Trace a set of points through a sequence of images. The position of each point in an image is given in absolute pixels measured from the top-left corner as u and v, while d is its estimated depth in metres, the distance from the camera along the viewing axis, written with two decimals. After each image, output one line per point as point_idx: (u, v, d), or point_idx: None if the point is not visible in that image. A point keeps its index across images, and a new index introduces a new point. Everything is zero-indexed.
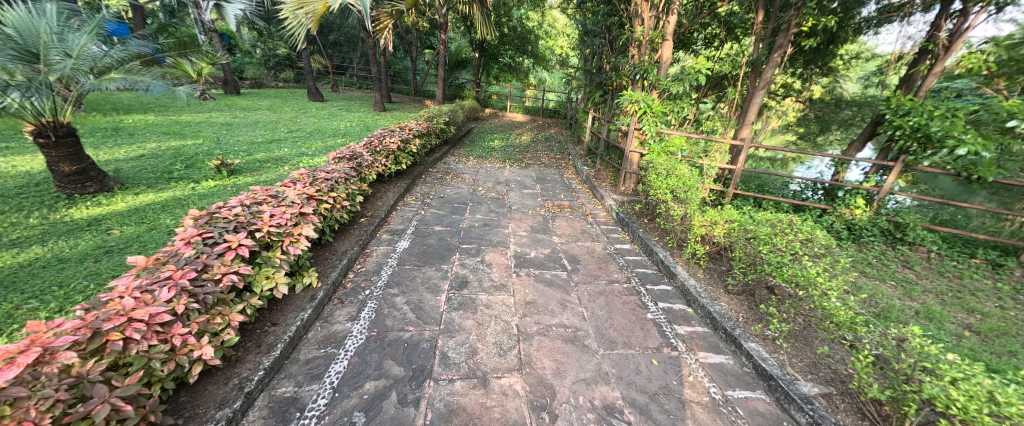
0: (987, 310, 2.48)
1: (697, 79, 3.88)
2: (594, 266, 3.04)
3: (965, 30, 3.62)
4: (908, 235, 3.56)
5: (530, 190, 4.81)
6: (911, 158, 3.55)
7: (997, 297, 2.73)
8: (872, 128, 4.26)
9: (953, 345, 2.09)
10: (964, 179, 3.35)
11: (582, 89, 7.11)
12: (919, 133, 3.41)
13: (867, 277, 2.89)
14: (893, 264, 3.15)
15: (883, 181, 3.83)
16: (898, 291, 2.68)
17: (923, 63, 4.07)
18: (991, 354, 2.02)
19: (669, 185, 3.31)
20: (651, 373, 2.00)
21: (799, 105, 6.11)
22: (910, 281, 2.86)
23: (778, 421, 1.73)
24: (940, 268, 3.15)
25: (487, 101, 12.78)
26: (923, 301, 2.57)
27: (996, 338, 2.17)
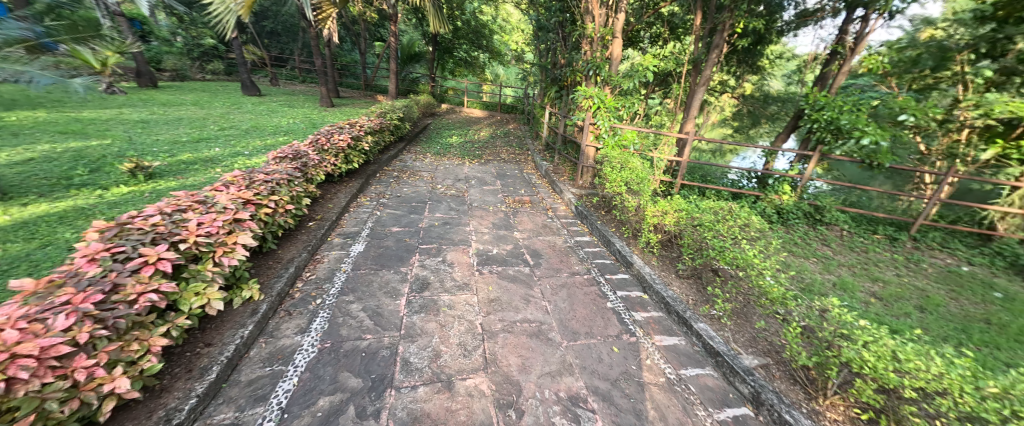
0: (887, 278, 2.88)
1: (646, 75, 4.07)
2: (556, 259, 3.09)
3: (866, 34, 4.13)
4: (825, 217, 4.04)
5: (490, 186, 4.77)
6: (826, 148, 3.98)
7: (895, 267, 3.18)
8: (794, 121, 4.74)
9: (864, 311, 2.40)
10: (866, 166, 3.86)
11: (538, 85, 7.17)
12: (832, 126, 3.85)
13: (795, 255, 3.22)
14: (815, 243, 3.55)
15: (805, 169, 4.29)
16: (819, 266, 3.03)
17: (834, 63, 4.61)
18: (891, 316, 2.34)
19: (624, 178, 3.47)
20: (613, 360, 2.08)
21: (733, 101, 6.67)
22: (828, 256, 3.25)
23: (724, 394, 1.88)
24: (851, 244, 3.61)
25: (444, 96, 12.51)
26: (837, 273, 2.94)
27: (894, 303, 2.52)
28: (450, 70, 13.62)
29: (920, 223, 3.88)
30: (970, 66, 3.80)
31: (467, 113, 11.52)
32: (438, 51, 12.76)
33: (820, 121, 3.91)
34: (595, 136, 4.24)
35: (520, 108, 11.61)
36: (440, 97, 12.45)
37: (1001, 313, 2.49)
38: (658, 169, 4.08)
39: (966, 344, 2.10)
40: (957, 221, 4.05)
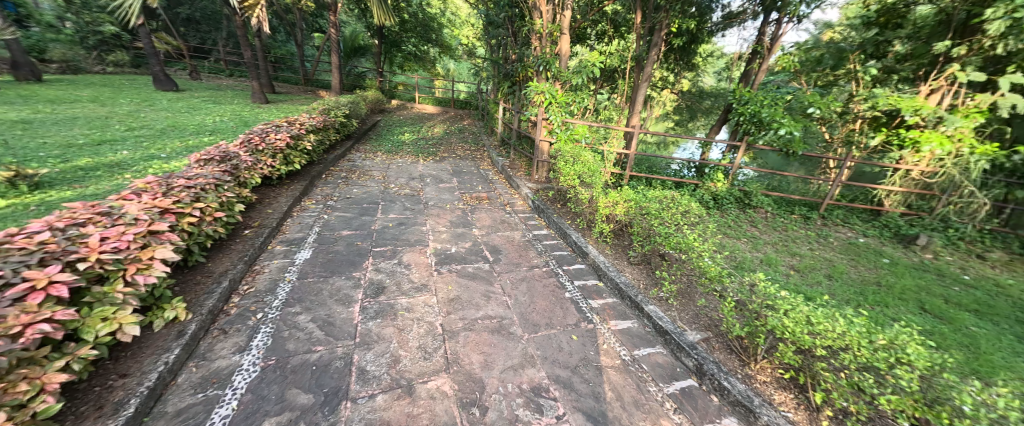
0: (802, 252, 3.27)
1: (593, 72, 4.11)
2: (515, 254, 3.11)
3: (779, 36, 4.61)
4: (753, 201, 4.49)
5: (446, 183, 4.69)
6: (751, 138, 4.41)
7: (808, 242, 3.63)
8: (725, 114, 5.19)
9: (785, 282, 2.71)
10: (784, 154, 4.35)
11: (491, 80, 7.15)
12: (756, 119, 4.27)
13: (728, 236, 3.55)
14: (745, 225, 3.94)
15: (734, 159, 4.71)
16: (748, 245, 3.37)
17: (755, 62, 5.07)
18: (806, 285, 2.67)
19: (577, 172, 3.58)
20: (572, 347, 2.14)
21: (673, 96, 7.15)
22: (756, 236, 3.62)
23: (673, 369, 2.03)
24: (774, 224, 4.05)
25: (394, 91, 12.01)
26: (762, 250, 3.29)
27: (808, 273, 2.88)
28: (399, 64, 13.11)
29: (828, 203, 4.47)
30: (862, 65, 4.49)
31: (419, 109, 11.17)
32: (384, 44, 12.19)
33: (746, 114, 4.33)
34: (548, 130, 4.31)
35: (474, 104, 11.51)
36: (390, 92, 11.93)
37: (887, 275, 2.95)
38: (608, 162, 4.27)
39: (860, 303, 2.46)
40: (855, 199, 4.73)
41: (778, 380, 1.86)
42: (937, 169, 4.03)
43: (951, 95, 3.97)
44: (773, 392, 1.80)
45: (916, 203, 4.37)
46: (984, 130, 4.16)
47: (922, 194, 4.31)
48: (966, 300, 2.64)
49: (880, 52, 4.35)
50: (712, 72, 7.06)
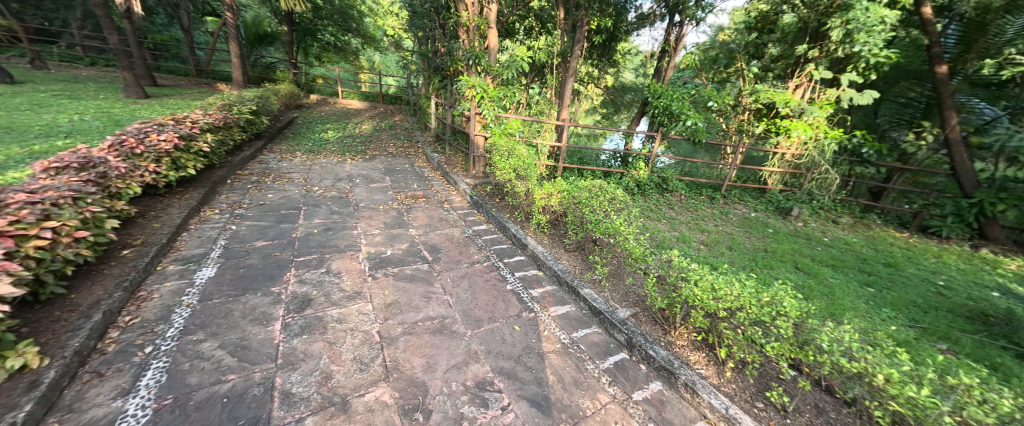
0: (709, 229, 3.73)
1: (522, 67, 4.34)
2: (455, 251, 3.06)
3: (681, 37, 5.19)
4: (670, 186, 5.00)
5: (378, 183, 4.44)
6: (665, 129, 4.88)
7: (714, 219, 4.15)
8: (642, 108, 5.67)
9: (697, 255, 3.07)
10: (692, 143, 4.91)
11: (421, 74, 6.89)
12: (669, 111, 4.74)
13: (651, 219, 3.91)
14: (664, 207, 4.37)
15: (652, 148, 5.18)
16: (667, 225, 3.74)
17: (664, 59, 5.59)
18: (714, 256, 3.05)
19: (512, 165, 3.63)
20: (515, 338, 2.18)
21: (598, 91, 7.61)
22: (673, 217, 4.03)
23: (607, 346, 2.18)
24: (688, 205, 4.55)
25: (313, 85, 10.95)
26: (676, 228, 3.69)
27: (714, 246, 3.29)
28: (318, 56, 11.98)
29: (726, 184, 5.15)
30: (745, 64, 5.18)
31: (344, 104, 10.35)
32: (296, 32, 10.99)
33: (660, 107, 4.78)
34: (482, 125, 4.32)
35: (405, 98, 11.03)
36: (308, 86, 10.89)
37: (772, 243, 3.51)
38: (542, 155, 4.42)
39: (751, 267, 2.90)
40: (747, 180, 5.44)
41: (693, 343, 2.11)
42: (803, 152, 4.89)
43: (810, 89, 4.84)
44: (690, 354, 2.03)
45: (789, 181, 5.20)
46: (834, 119, 5.15)
47: (793, 173, 5.16)
48: (826, 258, 3.26)
49: (760, 53, 5.08)
50: (629, 69, 7.65)
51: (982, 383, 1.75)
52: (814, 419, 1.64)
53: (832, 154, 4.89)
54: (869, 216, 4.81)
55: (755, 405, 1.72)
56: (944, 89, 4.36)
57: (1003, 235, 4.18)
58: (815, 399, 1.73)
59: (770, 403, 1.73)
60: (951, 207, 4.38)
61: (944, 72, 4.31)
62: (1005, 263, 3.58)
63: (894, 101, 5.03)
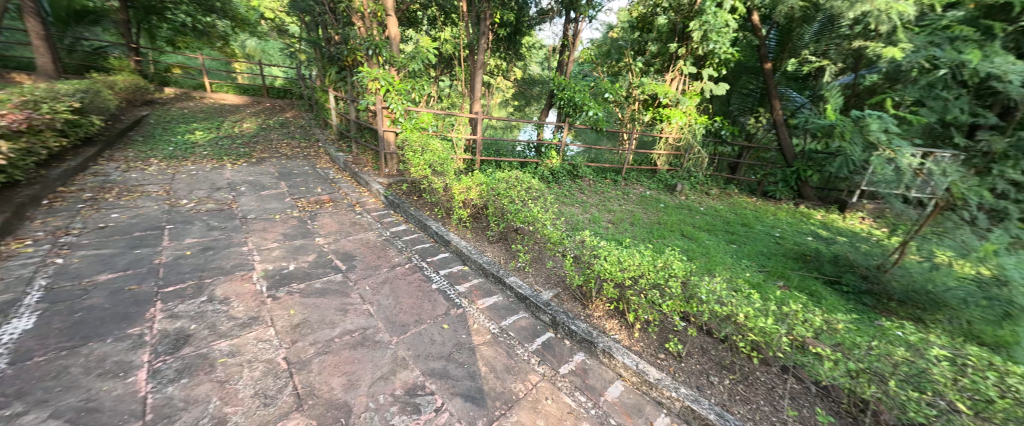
0: (615, 208, 4.16)
1: (428, 58, 4.20)
2: (372, 257, 2.84)
3: (577, 32, 5.60)
4: (580, 172, 5.45)
5: (271, 190, 3.87)
6: (571, 119, 5.25)
7: (617, 198, 4.65)
8: (549, 100, 5.99)
9: (605, 232, 3.39)
10: (595, 131, 5.39)
11: (314, 63, 6.15)
12: (573, 103, 5.15)
13: (565, 204, 4.19)
14: (576, 192, 4.73)
15: (562, 137, 5.54)
16: (580, 209, 4.05)
17: (565, 53, 5.94)
18: (620, 232, 3.41)
19: (427, 161, 3.49)
20: (444, 337, 2.13)
21: (508, 83, 7.76)
22: (584, 201, 4.38)
23: (534, 328, 2.28)
24: (596, 189, 5.00)
25: (168, 76, 8.93)
26: (587, 210, 4.03)
27: (620, 223, 3.68)
28: (171, 40, 9.53)
29: (626, 167, 5.80)
30: (632, 60, 5.78)
31: (216, 100, 8.78)
32: (134, 8, 8.47)
33: (565, 99, 5.14)
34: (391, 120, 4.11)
35: (298, 92, 9.78)
36: (162, 78, 8.94)
37: (664, 215, 4.07)
38: (456, 149, 4.51)
39: (648, 238, 3.33)
40: (642, 162, 6.20)
41: (608, 312, 2.33)
42: (681, 136, 5.76)
43: (684, 82, 5.70)
44: (606, 323, 2.24)
45: (673, 161, 6.06)
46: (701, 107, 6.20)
47: (675, 155, 6.03)
48: (703, 224, 3.92)
49: (642, 49, 5.68)
50: (536, 62, 7.98)
51: (801, 305, 2.34)
52: (700, 358, 1.97)
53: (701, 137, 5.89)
54: (732, 187, 5.93)
55: (658, 356, 1.99)
56: (771, 83, 5.56)
57: (812, 193, 5.60)
58: (700, 343, 2.09)
59: (668, 353, 2.02)
60: (782, 175, 5.67)
61: (770, 68, 5.50)
62: (817, 215, 4.78)
63: (741, 92, 6.26)
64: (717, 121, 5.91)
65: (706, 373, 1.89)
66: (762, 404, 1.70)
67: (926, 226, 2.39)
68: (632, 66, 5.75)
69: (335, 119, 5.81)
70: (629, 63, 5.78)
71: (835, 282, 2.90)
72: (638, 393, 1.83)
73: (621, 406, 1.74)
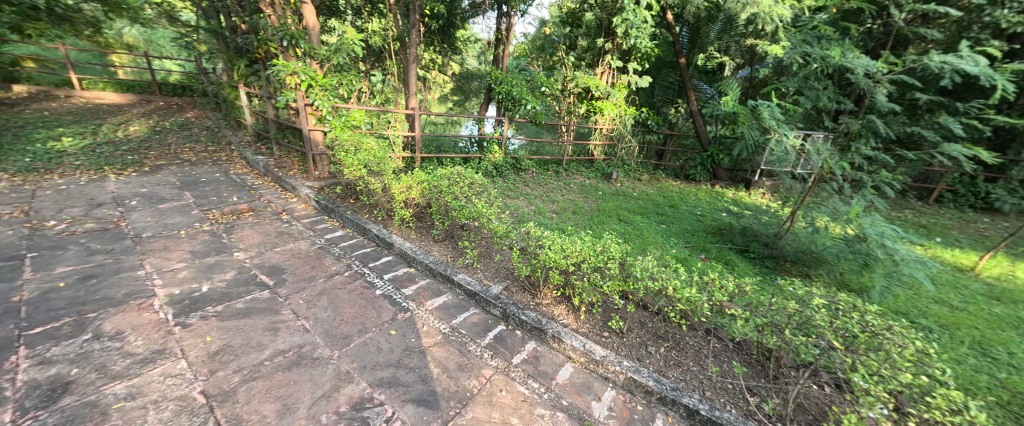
0: (557, 199, 4.31)
1: (354, 51, 3.94)
2: (304, 268, 2.60)
3: (510, 26, 5.64)
4: (523, 165, 5.56)
5: (173, 202, 3.36)
6: (510, 114, 5.33)
7: (559, 189, 4.83)
8: (488, 94, 6.00)
9: (549, 222, 3.51)
10: (535, 125, 5.56)
11: (218, 55, 5.41)
12: (511, 97, 5.24)
13: (509, 197, 4.25)
14: (520, 185, 4.82)
15: (503, 131, 5.60)
16: (524, 201, 4.14)
17: (500, 47, 5.97)
18: (563, 221, 3.55)
19: (362, 161, 3.29)
20: (392, 344, 2.03)
21: (445, 77, 7.59)
22: (528, 193, 4.47)
23: (485, 323, 2.28)
24: (540, 181, 5.15)
25: (15, 71, 7.20)
26: (531, 202, 4.12)
27: (563, 212, 3.84)
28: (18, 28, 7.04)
29: (565, 159, 6.04)
30: (565, 54, 6.00)
31: (90, 99, 7.40)
32: None
33: (503, 93, 5.20)
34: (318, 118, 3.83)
35: (201, 89, 8.57)
36: (7, 73, 7.19)
37: (603, 203, 4.31)
38: (395, 146, 4.46)
39: (589, 225, 3.51)
40: (581, 153, 6.50)
41: (556, 299, 2.41)
42: (613, 127, 6.15)
43: (612, 75, 6.09)
44: (555, 310, 2.32)
45: (607, 151, 6.44)
46: (630, 99, 6.66)
47: (609, 145, 6.41)
48: (637, 208, 4.23)
49: (574, 44, 5.92)
50: (472, 55, 7.90)
51: (718, 273, 2.65)
52: (639, 332, 2.14)
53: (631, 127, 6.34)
54: (660, 172, 6.49)
55: (602, 335, 2.12)
56: (687, 76, 6.15)
57: (725, 175, 6.37)
58: (639, 317, 2.26)
59: (611, 330, 2.16)
60: (700, 159, 6.36)
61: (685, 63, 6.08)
62: (729, 193, 5.44)
63: (663, 85, 6.83)
64: (644, 112, 6.41)
65: (645, 344, 2.05)
66: (693, 365, 1.91)
67: (808, 197, 2.84)
68: (565, 60, 5.97)
69: (249, 118, 5.21)
70: (562, 57, 5.99)
71: (745, 250, 3.33)
72: (587, 372, 1.93)
73: (572, 387, 1.82)
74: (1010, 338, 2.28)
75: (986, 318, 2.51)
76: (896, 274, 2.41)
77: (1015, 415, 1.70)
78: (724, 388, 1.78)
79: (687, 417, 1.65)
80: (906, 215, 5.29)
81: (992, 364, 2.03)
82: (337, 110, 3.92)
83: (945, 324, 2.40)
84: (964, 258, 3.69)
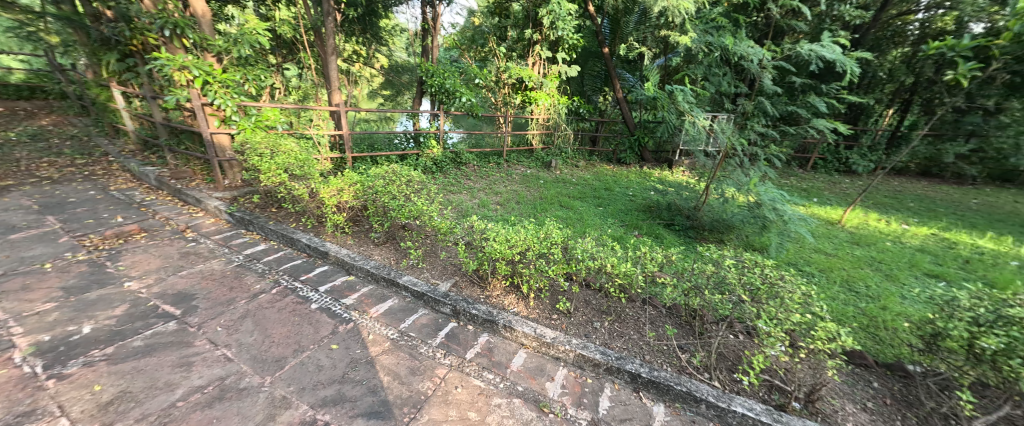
0: (500, 190, 4.35)
1: (258, 42, 3.64)
2: (220, 290, 2.29)
3: (437, 16, 5.48)
4: (463, 159, 5.52)
5: (32, 229, 2.75)
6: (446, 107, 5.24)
7: (500, 180, 4.89)
8: (420, 88, 5.80)
9: (491, 213, 3.52)
10: (471, 117, 5.55)
11: (76, 48, 4.46)
12: (444, 90, 5.17)
13: (450, 192, 4.19)
14: (462, 179, 4.78)
15: (439, 125, 5.49)
16: (468, 195, 4.10)
17: (428, 38, 5.78)
18: (505, 212, 3.59)
19: (281, 164, 2.99)
20: (334, 358, 1.85)
21: (371, 71, 7.17)
22: (471, 187, 4.45)
23: (436, 322, 2.22)
24: (482, 174, 5.17)
25: None
26: (474, 196, 4.09)
27: (506, 203, 3.88)
28: None
29: (506, 150, 6.11)
30: (496, 45, 6.00)
31: None
32: None
33: (436, 86, 5.11)
34: (221, 120, 3.43)
35: (58, 89, 6.98)
36: None
37: (544, 191, 4.44)
38: (322, 147, 4.20)
39: (532, 213, 3.60)
40: (520, 143, 6.59)
41: (505, 289, 2.43)
42: (549, 116, 6.35)
43: (544, 66, 6.23)
44: (505, 300, 2.34)
45: (545, 139, 6.64)
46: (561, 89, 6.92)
47: (546, 134, 6.61)
48: (576, 193, 4.43)
49: (503, 35, 5.96)
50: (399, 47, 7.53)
51: (648, 247, 2.89)
52: (584, 310, 2.25)
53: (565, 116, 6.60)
54: (595, 158, 6.87)
55: (551, 318, 2.19)
56: (611, 66, 6.55)
57: (651, 157, 6.97)
58: (584, 297, 2.38)
59: (559, 312, 2.24)
60: (629, 143, 6.87)
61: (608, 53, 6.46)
62: (655, 173, 5.95)
63: (592, 75, 7.16)
64: (576, 101, 6.71)
65: (591, 321, 2.16)
66: (633, 334, 2.07)
67: (718, 172, 3.21)
68: (496, 51, 5.96)
69: (131, 123, 4.43)
70: (494, 48, 5.98)
71: (671, 224, 3.67)
72: (539, 356, 1.98)
73: (526, 372, 1.85)
74: (866, 274, 2.84)
75: (850, 259, 3.09)
76: (785, 231, 2.88)
77: (870, 334, 2.13)
78: (660, 350, 1.95)
79: (631, 382, 1.78)
80: (792, 182, 6.28)
81: (855, 297, 2.52)
82: (245, 108, 3.60)
83: (823, 268, 2.91)
84: (835, 213, 4.49)
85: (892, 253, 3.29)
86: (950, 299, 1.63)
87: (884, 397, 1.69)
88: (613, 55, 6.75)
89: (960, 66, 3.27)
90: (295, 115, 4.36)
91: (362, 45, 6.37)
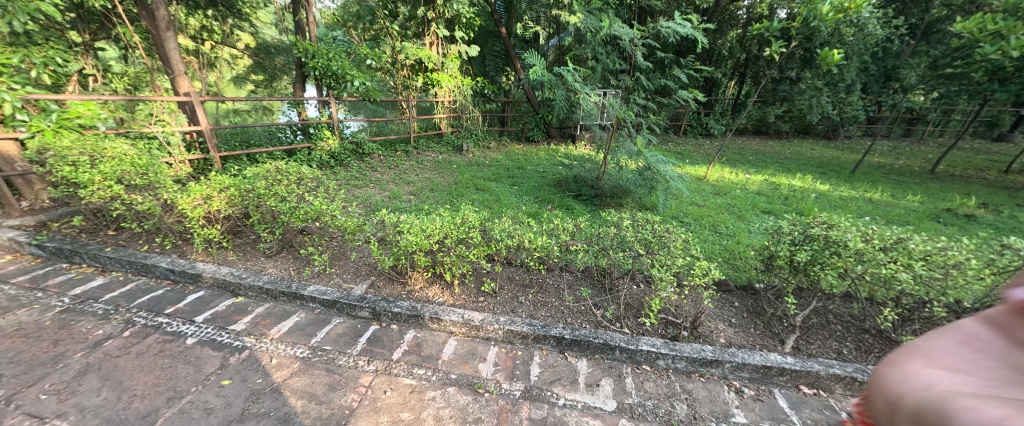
0: (411, 179, 4.14)
1: (40, 9, 2.78)
2: (38, 347, 1.70)
3: None
4: (366, 149, 5.10)
5: None
6: (335, 92, 4.79)
7: (409, 168, 4.68)
8: (300, 71, 5.07)
9: (403, 204, 3.34)
10: (369, 102, 5.25)
11: None
12: (332, 73, 4.65)
13: (355, 187, 3.85)
14: (367, 172, 4.43)
15: (331, 114, 4.97)
16: (377, 188, 3.81)
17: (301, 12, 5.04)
18: (419, 201, 3.45)
19: (112, 173, 2.34)
20: (229, 394, 1.54)
21: (231, 50, 6.01)
22: (379, 179, 4.16)
23: (355, 330, 2.02)
24: (390, 163, 4.88)
25: None
26: (383, 188, 3.81)
27: (420, 192, 3.71)
28: None
29: (412, 136, 5.84)
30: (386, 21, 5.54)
31: None
32: None
33: (320, 68, 4.56)
34: None
35: None
36: None
37: (458, 175, 4.37)
38: (174, 147, 3.59)
39: (447, 200, 3.52)
40: (427, 128, 6.33)
41: (428, 280, 2.35)
42: (454, 98, 6.23)
43: (442, 46, 6.04)
44: (428, 292, 2.26)
45: (454, 123, 6.52)
46: (464, 70, 6.79)
47: (454, 117, 6.48)
48: (491, 175, 4.46)
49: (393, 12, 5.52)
50: (267, 23, 6.43)
51: (559, 218, 3.09)
52: (507, 287, 2.32)
53: (470, 97, 6.54)
54: (505, 138, 7.03)
55: (478, 300, 2.20)
56: (510, 46, 6.64)
57: (556, 133, 7.43)
58: (507, 274, 2.44)
59: (485, 293, 2.26)
60: (535, 122, 7.17)
61: (505, 32, 6.52)
62: (562, 149, 6.35)
63: (493, 55, 7.15)
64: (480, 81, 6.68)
65: (516, 297, 2.24)
66: (554, 300, 2.21)
67: (611, 143, 3.56)
68: (389, 29, 5.52)
69: None
70: (384, 26, 5.53)
71: (578, 195, 3.96)
72: (469, 340, 1.97)
73: (458, 359, 1.83)
74: (725, 217, 3.51)
75: (714, 207, 3.78)
76: (668, 188, 3.49)
77: (730, 264, 2.65)
78: (579, 311, 2.12)
79: (557, 345, 1.89)
80: (671, 147, 7.34)
81: (719, 236, 3.11)
82: (36, 103, 2.73)
83: (697, 217, 3.49)
84: (702, 171, 5.42)
85: (741, 198, 4.10)
86: (777, 228, 2.09)
87: (742, 312, 2.13)
88: (511, 34, 6.84)
89: (772, 44, 4.13)
90: (123, 108, 3.52)
91: (214, 19, 5.28)
